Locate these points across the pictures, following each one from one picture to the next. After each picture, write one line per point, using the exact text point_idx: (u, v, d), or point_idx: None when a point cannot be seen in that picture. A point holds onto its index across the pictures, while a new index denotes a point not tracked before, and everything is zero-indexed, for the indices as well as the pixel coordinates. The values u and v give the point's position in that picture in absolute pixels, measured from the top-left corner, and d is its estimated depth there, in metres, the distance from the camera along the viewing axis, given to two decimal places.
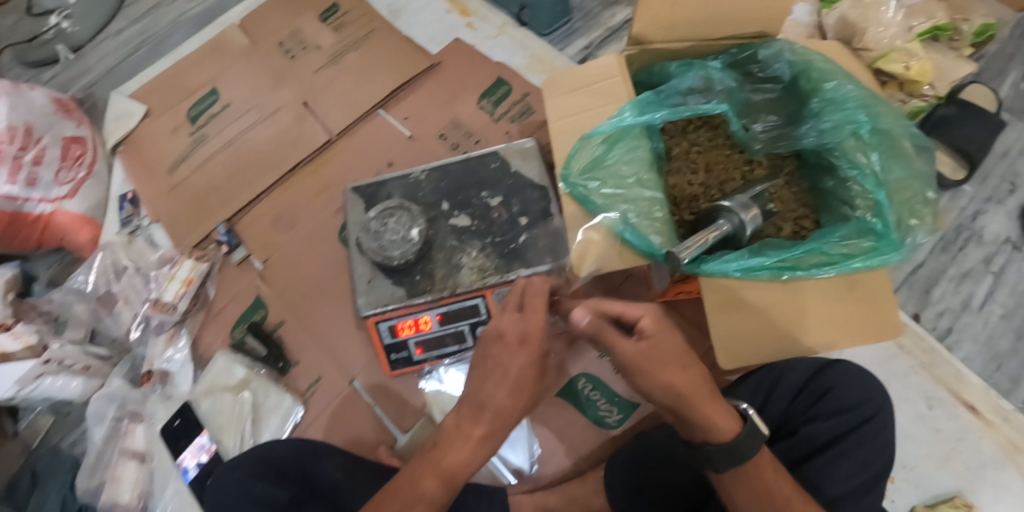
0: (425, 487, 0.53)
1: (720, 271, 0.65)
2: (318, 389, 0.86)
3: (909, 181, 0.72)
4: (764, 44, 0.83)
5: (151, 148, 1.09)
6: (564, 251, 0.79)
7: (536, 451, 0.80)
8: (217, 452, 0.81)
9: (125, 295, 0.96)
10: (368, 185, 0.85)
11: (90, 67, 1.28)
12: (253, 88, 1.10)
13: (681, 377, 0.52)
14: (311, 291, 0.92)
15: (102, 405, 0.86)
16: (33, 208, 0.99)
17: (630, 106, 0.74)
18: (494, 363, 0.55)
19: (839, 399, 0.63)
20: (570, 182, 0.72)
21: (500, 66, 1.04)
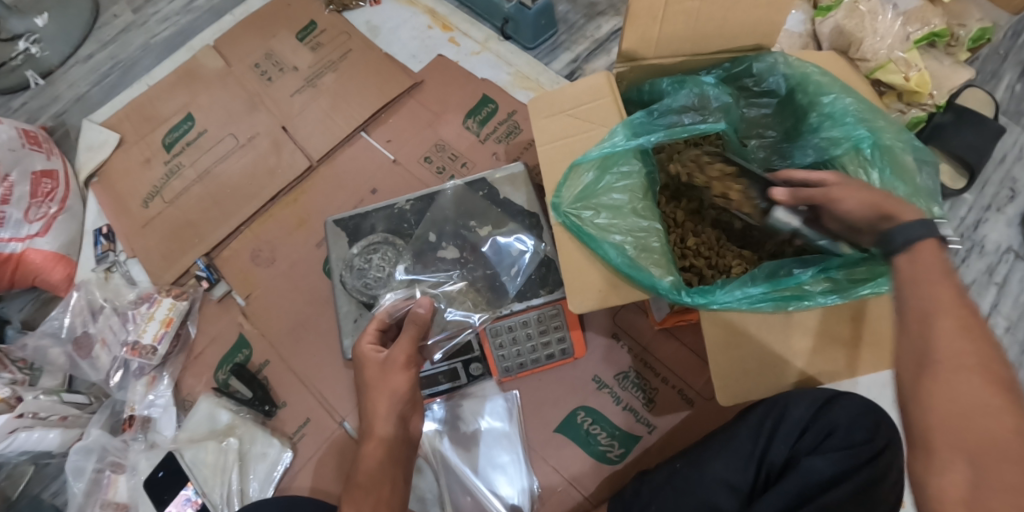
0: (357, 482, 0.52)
1: (721, 303, 0.63)
2: (306, 433, 0.82)
3: (915, 197, 0.67)
4: (759, 57, 0.79)
5: (125, 180, 1.05)
6: (558, 282, 0.76)
7: (536, 487, 0.76)
8: (202, 505, 0.76)
9: (102, 337, 0.92)
10: (350, 217, 0.81)
11: (60, 94, 1.24)
12: (228, 114, 1.06)
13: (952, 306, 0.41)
14: (296, 328, 0.89)
15: (79, 458, 0.82)
16: (4, 247, 0.95)
17: (622, 128, 0.70)
18: (378, 374, 0.57)
19: (846, 437, 0.58)
20: (560, 211, 0.67)
21: (484, 84, 1.00)
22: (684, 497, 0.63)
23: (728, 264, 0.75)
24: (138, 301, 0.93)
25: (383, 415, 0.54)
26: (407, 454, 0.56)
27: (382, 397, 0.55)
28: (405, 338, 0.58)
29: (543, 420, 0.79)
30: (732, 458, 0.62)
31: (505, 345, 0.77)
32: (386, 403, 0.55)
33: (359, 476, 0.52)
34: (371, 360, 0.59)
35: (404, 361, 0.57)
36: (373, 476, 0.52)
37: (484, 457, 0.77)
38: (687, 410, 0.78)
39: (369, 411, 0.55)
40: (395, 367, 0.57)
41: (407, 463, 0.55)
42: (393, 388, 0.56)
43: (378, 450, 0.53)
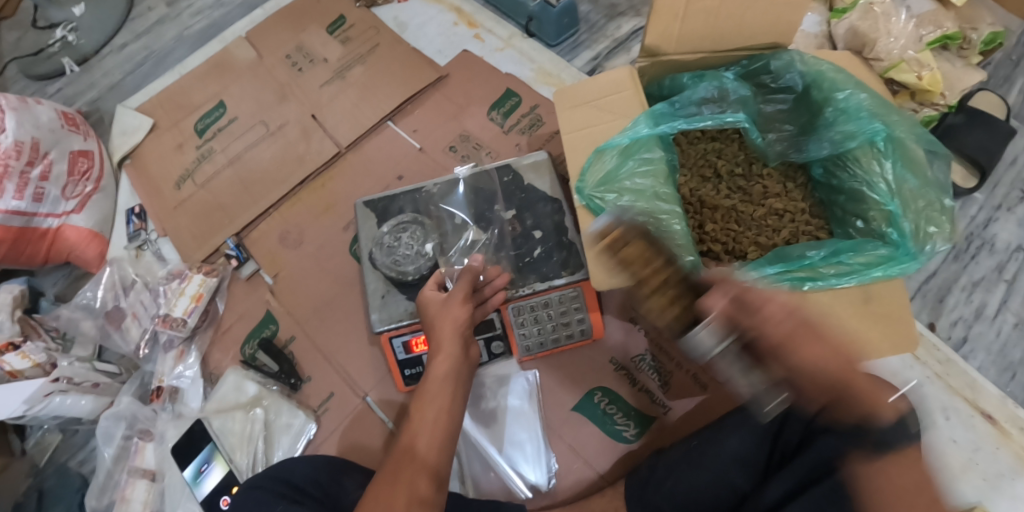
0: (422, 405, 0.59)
1: (738, 281, 0.67)
2: (330, 407, 0.85)
3: (925, 190, 0.70)
4: (775, 55, 0.83)
5: (157, 163, 1.09)
6: (580, 264, 0.78)
7: (554, 466, 0.79)
8: (228, 472, 0.78)
9: (133, 311, 0.95)
10: (379, 199, 0.85)
11: (94, 82, 1.28)
12: (259, 103, 1.10)
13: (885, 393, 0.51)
14: (322, 307, 0.92)
15: (110, 424, 0.87)
16: (42, 222, 0.99)
17: (644, 118, 0.74)
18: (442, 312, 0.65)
19: None
20: (585, 194, 0.71)
21: (508, 79, 1.04)
22: (699, 472, 0.66)
23: (745, 249, 0.78)
24: (169, 277, 0.96)
25: (447, 337, 0.63)
26: (466, 382, 0.63)
27: (446, 325, 0.64)
28: (465, 280, 0.67)
29: (560, 399, 0.81)
30: (746, 435, 0.64)
31: (526, 323, 0.79)
32: (451, 328, 0.63)
33: (427, 390, 0.60)
34: (433, 301, 0.67)
35: (464, 300, 0.66)
36: (439, 386, 0.60)
37: (505, 434, 0.80)
38: (701, 395, 0.80)
39: (437, 336, 0.63)
40: (455, 306, 0.65)
41: (466, 383, 0.62)
42: (454, 319, 0.64)
43: (447, 363, 0.61)
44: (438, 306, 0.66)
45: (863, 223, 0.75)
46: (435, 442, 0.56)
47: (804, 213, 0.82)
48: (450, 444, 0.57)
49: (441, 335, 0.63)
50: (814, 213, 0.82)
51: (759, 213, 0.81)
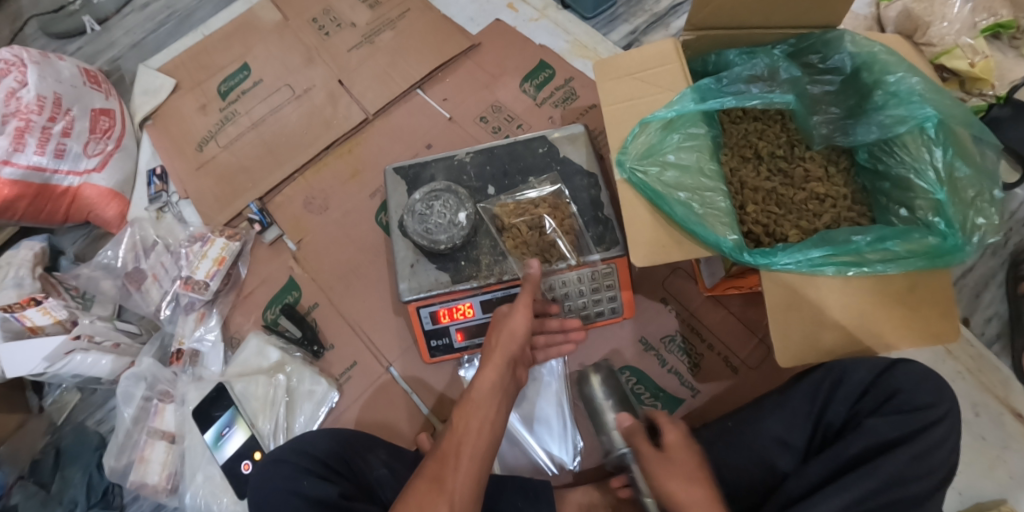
0: (466, 421, 0.55)
1: (782, 264, 0.63)
2: (353, 375, 0.84)
3: (978, 180, 0.66)
4: (825, 34, 0.78)
5: (180, 123, 1.07)
6: (615, 240, 0.76)
7: (580, 444, 0.78)
8: (251, 436, 0.78)
9: (154, 273, 0.94)
10: (410, 166, 0.83)
11: (115, 40, 1.25)
12: (285, 66, 1.07)
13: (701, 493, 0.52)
14: (347, 275, 0.90)
15: (130, 383, 0.85)
16: (62, 180, 0.97)
17: (691, 92, 0.71)
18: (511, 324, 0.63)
19: (908, 400, 0.60)
20: (627, 168, 0.68)
21: (542, 50, 1.01)
22: (737, 454, 0.66)
23: (786, 232, 0.74)
24: (191, 240, 0.95)
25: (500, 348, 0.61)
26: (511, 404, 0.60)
27: (504, 336, 0.62)
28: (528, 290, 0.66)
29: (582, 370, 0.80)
30: (790, 418, 0.65)
31: (558, 297, 0.77)
32: (508, 343, 0.62)
33: (473, 397, 0.57)
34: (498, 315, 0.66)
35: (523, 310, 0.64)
36: (485, 396, 0.57)
37: (532, 411, 0.79)
38: (731, 379, 0.79)
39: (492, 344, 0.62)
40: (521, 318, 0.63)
41: (511, 397, 0.60)
42: (511, 336, 0.62)
43: (497, 371, 0.59)
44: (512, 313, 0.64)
45: (907, 211, 0.70)
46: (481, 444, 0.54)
47: (846, 199, 0.77)
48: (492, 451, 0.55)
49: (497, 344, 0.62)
50: (856, 200, 0.77)
51: (799, 197, 0.77)
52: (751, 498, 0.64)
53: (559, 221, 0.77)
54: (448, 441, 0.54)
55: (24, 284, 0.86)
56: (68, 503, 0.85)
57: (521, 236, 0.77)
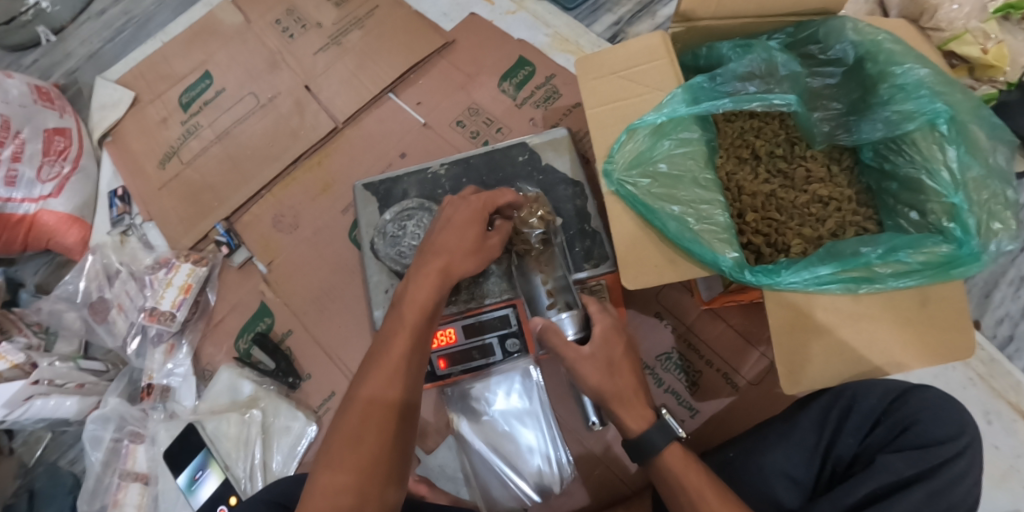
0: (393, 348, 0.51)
1: (787, 283, 0.58)
2: (332, 406, 0.79)
3: (989, 180, 0.60)
4: (824, 22, 0.72)
5: (141, 140, 1.01)
6: (605, 255, 0.71)
7: (569, 471, 0.73)
8: (226, 480, 0.73)
9: (119, 302, 0.89)
10: (381, 181, 0.77)
11: (72, 51, 1.18)
12: (248, 72, 1.00)
13: (604, 380, 0.55)
14: (321, 297, 0.85)
15: (97, 425, 0.81)
16: (16, 208, 0.91)
17: (682, 92, 0.65)
18: (441, 241, 0.58)
19: (926, 432, 0.55)
20: (614, 180, 0.63)
21: (520, 46, 0.94)
22: (738, 489, 0.60)
23: (788, 242, 0.69)
24: (156, 266, 0.89)
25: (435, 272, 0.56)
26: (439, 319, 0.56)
27: (438, 253, 0.57)
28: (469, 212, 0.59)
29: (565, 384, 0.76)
30: (794, 451, 0.59)
31: None
32: (416, 318, 0.53)
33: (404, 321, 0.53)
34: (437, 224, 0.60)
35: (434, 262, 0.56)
36: (416, 317, 0.53)
37: (514, 434, 0.74)
38: (731, 396, 0.74)
39: (426, 259, 0.57)
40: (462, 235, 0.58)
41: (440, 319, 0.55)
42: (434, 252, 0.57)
43: (407, 343, 0.51)
44: (435, 231, 0.59)
45: (918, 215, 0.64)
46: (388, 433, 0.47)
47: (850, 201, 0.71)
48: (403, 443, 0.48)
49: (432, 261, 0.56)
50: (861, 202, 0.72)
51: (800, 201, 0.71)
52: None
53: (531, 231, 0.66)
54: (371, 364, 0.50)
55: None
56: None
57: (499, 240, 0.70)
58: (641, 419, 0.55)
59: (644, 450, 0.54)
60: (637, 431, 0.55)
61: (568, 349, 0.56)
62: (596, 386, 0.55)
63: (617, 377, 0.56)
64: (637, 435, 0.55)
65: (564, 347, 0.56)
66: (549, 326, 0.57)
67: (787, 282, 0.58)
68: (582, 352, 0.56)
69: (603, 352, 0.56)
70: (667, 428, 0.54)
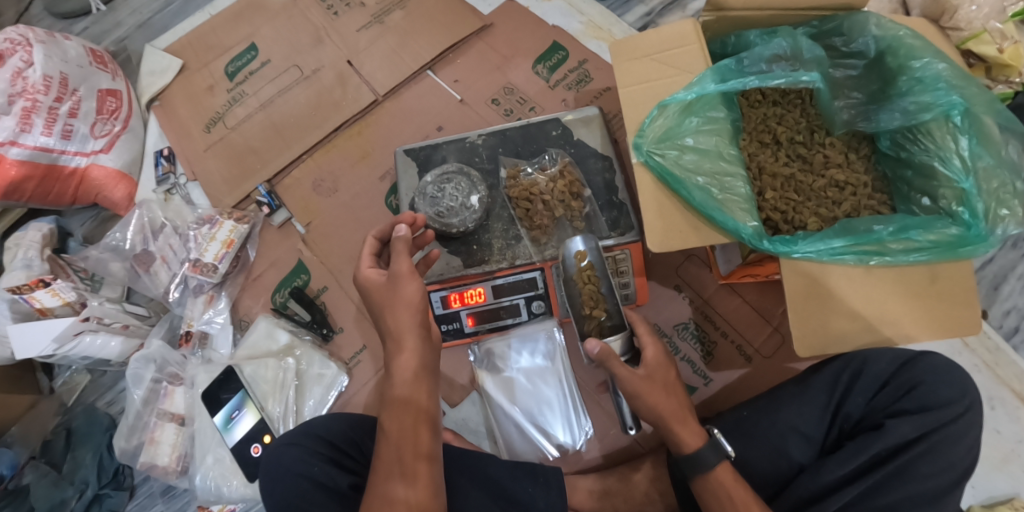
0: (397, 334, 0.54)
1: (803, 253, 0.62)
2: (362, 360, 0.84)
3: (1000, 170, 0.64)
4: (849, 16, 0.76)
5: (187, 106, 1.05)
6: (630, 225, 0.75)
7: (588, 430, 0.78)
8: (261, 419, 0.78)
9: (162, 255, 0.93)
10: (421, 147, 0.81)
11: (121, 20, 1.24)
12: (294, 46, 1.05)
13: (664, 401, 0.59)
14: (357, 258, 0.89)
15: (139, 366, 0.85)
16: (69, 161, 0.96)
17: (711, 73, 0.69)
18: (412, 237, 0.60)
19: (931, 393, 0.59)
20: (644, 151, 0.66)
21: (555, 31, 0.99)
22: (751, 446, 0.65)
23: (804, 220, 0.73)
24: (200, 222, 0.94)
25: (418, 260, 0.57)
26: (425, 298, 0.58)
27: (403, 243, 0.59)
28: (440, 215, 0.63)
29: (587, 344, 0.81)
30: (806, 410, 0.64)
31: None
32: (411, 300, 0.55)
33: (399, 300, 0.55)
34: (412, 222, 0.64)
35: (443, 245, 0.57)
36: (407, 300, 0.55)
37: (537, 389, 0.79)
38: (744, 367, 0.78)
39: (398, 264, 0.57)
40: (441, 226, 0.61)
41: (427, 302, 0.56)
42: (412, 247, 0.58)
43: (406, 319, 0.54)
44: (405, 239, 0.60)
45: (929, 200, 0.68)
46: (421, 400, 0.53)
47: (866, 186, 0.75)
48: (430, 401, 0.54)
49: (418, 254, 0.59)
50: (877, 188, 0.76)
51: (818, 184, 0.75)
52: (767, 490, 0.64)
53: (581, 281, 0.66)
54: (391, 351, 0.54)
55: (32, 267, 0.86)
56: (79, 485, 0.86)
57: (531, 205, 0.75)
58: (694, 435, 0.59)
59: (694, 464, 0.58)
60: (694, 447, 0.58)
61: (626, 370, 0.58)
62: (656, 405, 0.58)
63: (671, 397, 0.59)
64: (694, 451, 0.58)
65: (624, 369, 0.58)
66: (608, 353, 0.58)
67: (803, 253, 0.62)
68: (641, 374, 0.58)
69: (659, 374, 0.60)
70: (719, 447, 0.59)
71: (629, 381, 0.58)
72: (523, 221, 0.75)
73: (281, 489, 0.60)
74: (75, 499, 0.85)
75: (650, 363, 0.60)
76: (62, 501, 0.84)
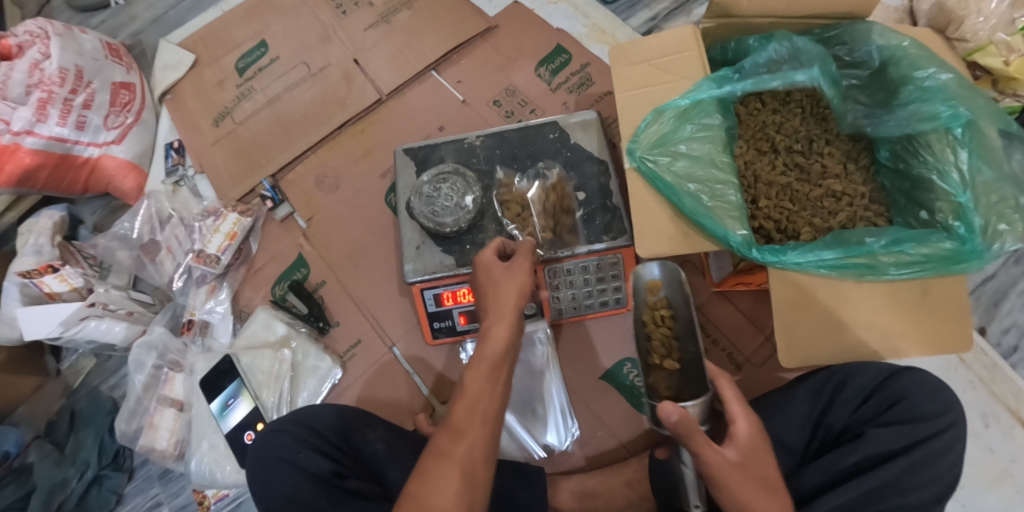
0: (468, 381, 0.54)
1: (792, 263, 0.62)
2: (356, 354, 0.86)
3: (1002, 183, 0.63)
4: (853, 25, 0.76)
5: (197, 100, 1.08)
6: (622, 230, 0.75)
7: (575, 431, 0.79)
8: (256, 408, 0.79)
9: (167, 245, 0.96)
10: (420, 147, 0.83)
11: (137, 15, 1.27)
12: (303, 43, 1.07)
13: (757, 496, 0.51)
14: (356, 254, 0.91)
15: (141, 352, 0.88)
16: (82, 151, 0.99)
17: (708, 81, 0.69)
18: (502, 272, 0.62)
19: (914, 407, 0.59)
20: (636, 157, 0.67)
21: (559, 34, 0.99)
22: None
23: (797, 229, 0.73)
24: (205, 214, 0.96)
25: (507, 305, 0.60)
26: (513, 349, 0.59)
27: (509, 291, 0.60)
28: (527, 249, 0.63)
29: (578, 345, 0.81)
30: (790, 421, 0.64)
31: (561, 286, 0.77)
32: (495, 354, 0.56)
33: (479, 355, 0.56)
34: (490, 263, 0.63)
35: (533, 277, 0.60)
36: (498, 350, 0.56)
37: (524, 393, 0.80)
38: (734, 374, 0.79)
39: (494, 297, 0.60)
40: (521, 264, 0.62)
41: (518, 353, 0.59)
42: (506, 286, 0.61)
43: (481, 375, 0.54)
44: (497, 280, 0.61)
45: (927, 214, 0.68)
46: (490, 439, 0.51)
47: (863, 198, 0.75)
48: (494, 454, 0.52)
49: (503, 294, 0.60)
50: (874, 199, 0.75)
51: (814, 193, 0.75)
52: None
53: (652, 322, 0.66)
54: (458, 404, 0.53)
55: (43, 252, 0.89)
56: (80, 465, 0.88)
57: (522, 210, 0.76)
58: None
59: None
60: None
61: (713, 453, 0.52)
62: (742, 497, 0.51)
63: (763, 490, 0.52)
64: None
65: (713, 452, 0.52)
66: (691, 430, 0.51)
67: (791, 263, 0.62)
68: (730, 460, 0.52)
69: (745, 454, 0.53)
70: None
71: (719, 452, 0.52)
72: (514, 223, 0.76)
73: (270, 478, 0.62)
74: (76, 479, 0.87)
75: (743, 445, 0.54)
76: (64, 480, 0.86)
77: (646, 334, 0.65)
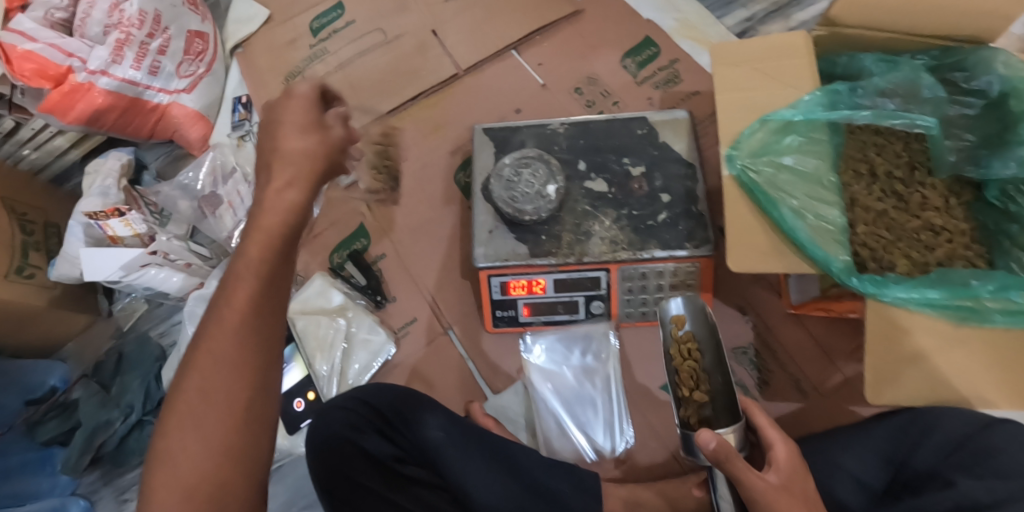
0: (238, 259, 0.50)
1: (892, 296, 0.59)
2: (411, 331, 0.84)
3: None
4: (975, 50, 0.71)
5: (268, 56, 1.06)
6: (706, 238, 0.70)
7: (630, 439, 0.77)
8: (308, 375, 0.80)
9: (229, 200, 0.95)
10: (501, 129, 0.80)
11: None
12: (380, 8, 1.05)
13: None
14: (417, 230, 0.89)
15: (193, 304, 0.86)
16: (152, 97, 0.97)
17: (821, 95, 0.66)
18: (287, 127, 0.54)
19: (1011, 462, 0.56)
20: (737, 165, 0.63)
21: (649, 26, 0.95)
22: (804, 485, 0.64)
23: (894, 260, 0.68)
24: None
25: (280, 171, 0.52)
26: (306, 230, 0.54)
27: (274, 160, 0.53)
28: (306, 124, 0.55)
29: (640, 352, 0.79)
30: (865, 457, 0.63)
31: (633, 291, 0.74)
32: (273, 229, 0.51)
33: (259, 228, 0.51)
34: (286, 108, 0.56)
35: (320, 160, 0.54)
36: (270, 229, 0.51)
37: (584, 392, 0.79)
38: (799, 402, 0.75)
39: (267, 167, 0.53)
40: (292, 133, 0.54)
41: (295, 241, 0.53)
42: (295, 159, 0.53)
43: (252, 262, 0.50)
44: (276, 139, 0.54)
45: None
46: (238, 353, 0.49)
47: (963, 235, 0.70)
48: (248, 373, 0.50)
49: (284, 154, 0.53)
50: (974, 238, 0.70)
51: (912, 225, 0.71)
52: None
53: (680, 356, 0.67)
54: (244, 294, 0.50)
55: (109, 194, 0.88)
56: (124, 408, 0.88)
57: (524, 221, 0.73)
58: None
59: None
60: None
61: (756, 478, 0.49)
62: None
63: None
64: None
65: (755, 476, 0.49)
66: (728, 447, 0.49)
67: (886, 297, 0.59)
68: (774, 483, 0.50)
69: (791, 481, 0.51)
70: None
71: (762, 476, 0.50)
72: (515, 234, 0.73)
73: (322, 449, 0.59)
74: (119, 421, 0.87)
75: (783, 469, 0.52)
76: (108, 421, 0.87)
77: (673, 368, 0.66)
